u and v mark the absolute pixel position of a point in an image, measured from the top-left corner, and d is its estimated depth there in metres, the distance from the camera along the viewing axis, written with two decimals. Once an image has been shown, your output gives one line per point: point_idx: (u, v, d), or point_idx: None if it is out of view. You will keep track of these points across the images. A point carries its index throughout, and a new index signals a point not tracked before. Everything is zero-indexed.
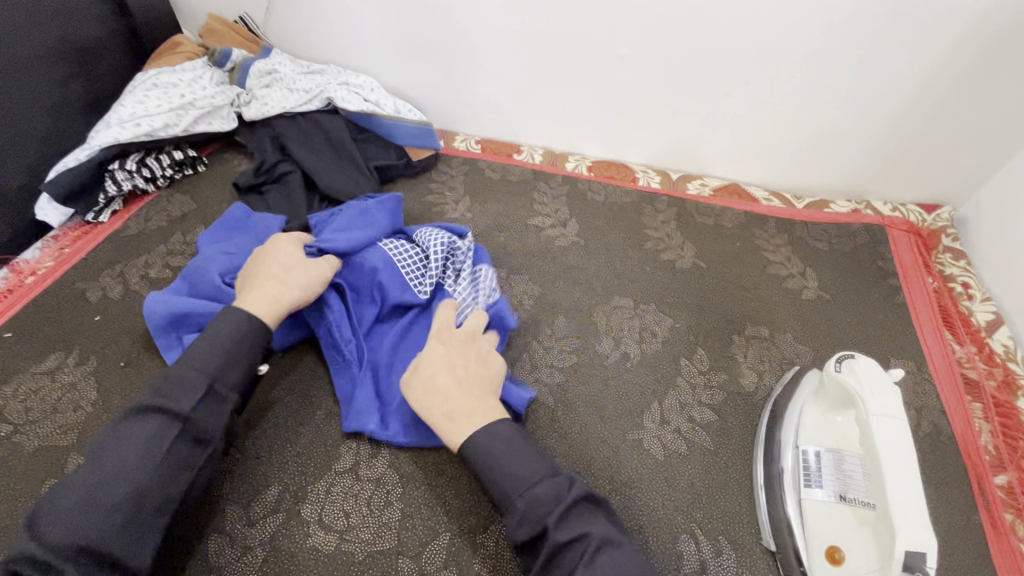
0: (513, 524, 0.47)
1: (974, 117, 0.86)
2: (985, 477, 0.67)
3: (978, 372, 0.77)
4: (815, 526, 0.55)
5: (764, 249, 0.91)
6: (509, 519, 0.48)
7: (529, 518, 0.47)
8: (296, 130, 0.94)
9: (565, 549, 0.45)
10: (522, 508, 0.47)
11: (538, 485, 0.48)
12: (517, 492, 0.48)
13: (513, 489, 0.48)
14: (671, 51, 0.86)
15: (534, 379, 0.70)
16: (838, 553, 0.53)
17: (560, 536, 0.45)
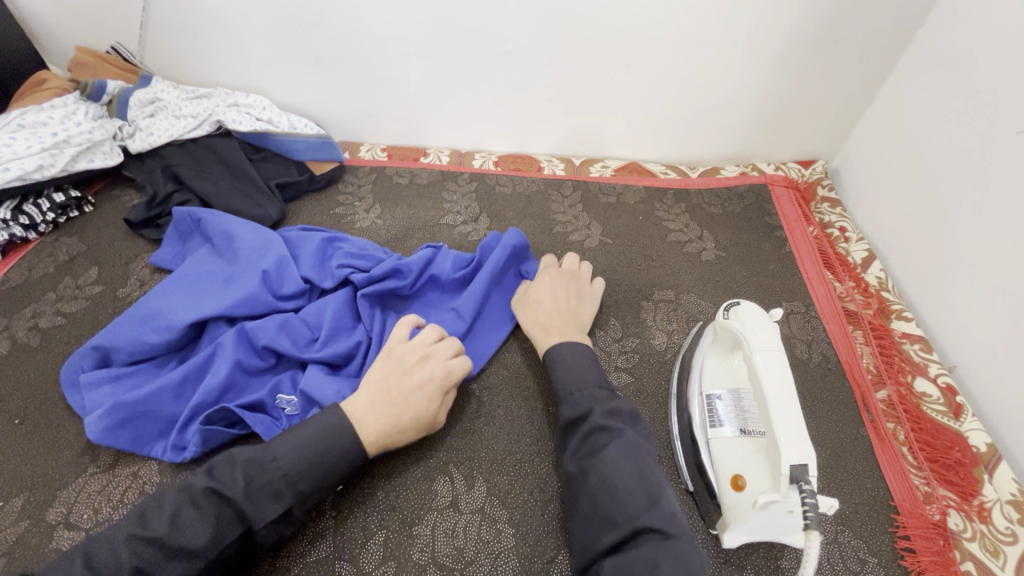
0: (567, 407, 0.59)
1: (826, 78, 0.95)
2: (869, 394, 0.75)
3: (857, 303, 0.86)
4: (721, 461, 0.60)
5: (665, 220, 0.97)
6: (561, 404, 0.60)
7: (579, 403, 0.58)
8: (188, 157, 0.91)
9: (599, 431, 0.56)
10: (577, 399, 0.59)
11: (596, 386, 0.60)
12: (575, 387, 0.60)
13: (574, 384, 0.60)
14: (554, 42, 0.90)
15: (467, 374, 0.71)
16: (741, 480, 0.57)
17: (598, 419, 0.56)
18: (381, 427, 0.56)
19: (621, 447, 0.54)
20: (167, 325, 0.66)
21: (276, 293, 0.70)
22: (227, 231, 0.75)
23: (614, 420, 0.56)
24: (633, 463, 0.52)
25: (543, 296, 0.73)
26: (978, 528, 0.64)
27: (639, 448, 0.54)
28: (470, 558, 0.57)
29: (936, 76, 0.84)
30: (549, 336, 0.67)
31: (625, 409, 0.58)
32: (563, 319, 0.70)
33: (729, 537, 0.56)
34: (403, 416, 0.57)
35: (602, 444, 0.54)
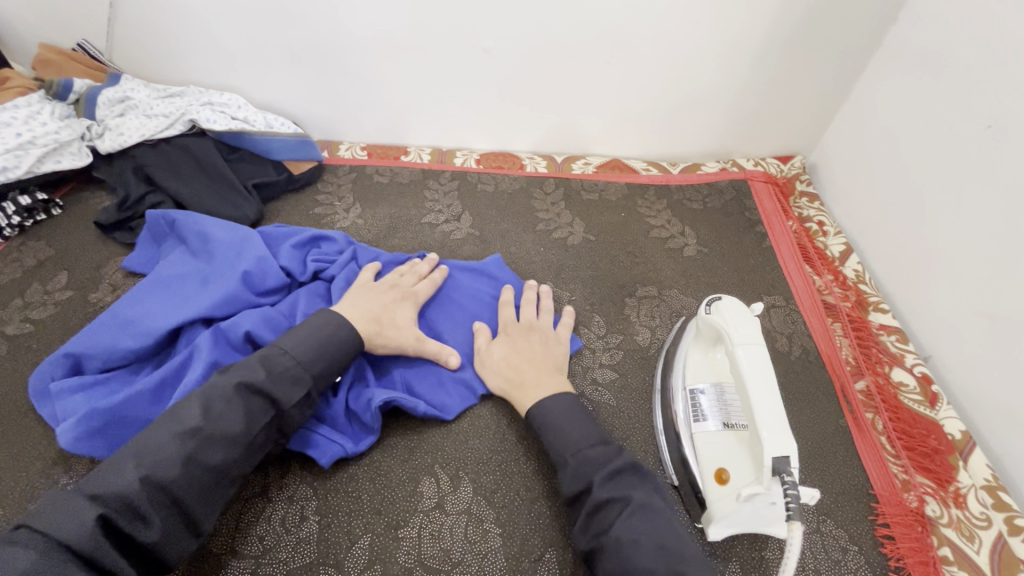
0: (568, 477, 0.56)
1: (803, 74, 0.96)
2: (848, 385, 0.77)
3: (835, 296, 0.87)
4: (705, 455, 0.61)
5: (646, 216, 0.98)
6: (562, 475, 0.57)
7: (578, 475, 0.55)
8: (160, 157, 0.89)
9: (607, 505, 0.52)
10: (576, 468, 0.56)
11: (591, 449, 0.57)
12: (571, 453, 0.57)
13: (568, 449, 0.57)
14: (535, 40, 0.90)
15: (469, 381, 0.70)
16: (725, 474, 0.58)
17: (602, 493, 0.53)
18: (363, 318, 0.64)
19: (632, 518, 0.51)
20: (144, 330, 0.64)
21: (257, 293, 0.69)
22: (203, 231, 0.74)
23: (618, 487, 0.53)
24: (649, 534, 0.50)
25: (505, 347, 0.69)
26: (954, 513, 0.65)
27: (651, 514, 0.51)
28: (457, 559, 0.56)
29: (908, 72, 0.86)
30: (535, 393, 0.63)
31: (623, 469, 0.55)
32: (535, 371, 0.66)
33: (713, 531, 0.57)
34: (379, 314, 0.66)
35: (616, 518, 0.51)
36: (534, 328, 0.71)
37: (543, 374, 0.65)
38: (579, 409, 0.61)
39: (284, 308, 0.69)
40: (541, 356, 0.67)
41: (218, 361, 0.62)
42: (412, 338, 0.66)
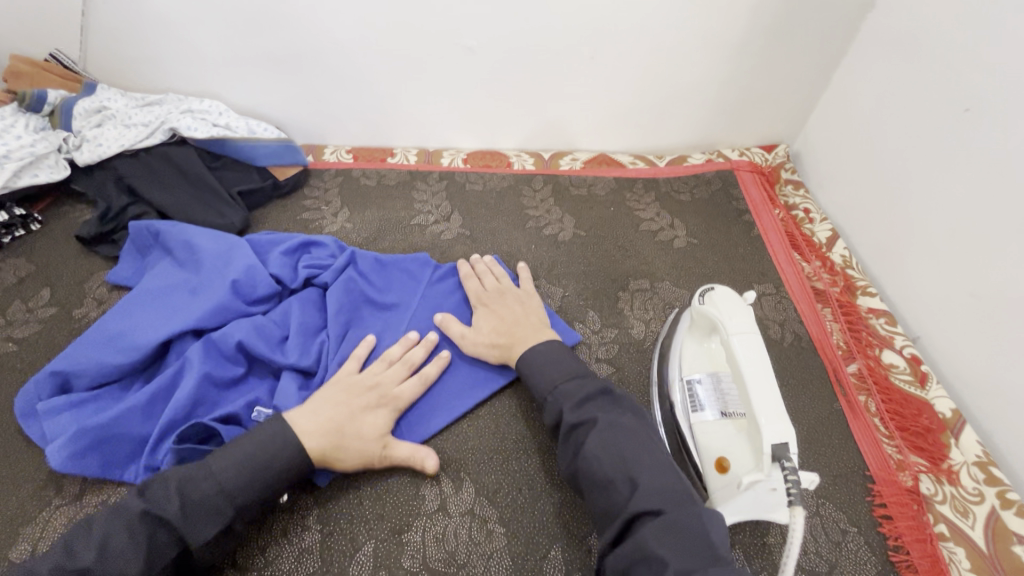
0: (547, 410, 0.59)
1: (784, 63, 0.97)
2: (840, 369, 0.78)
3: (824, 282, 0.88)
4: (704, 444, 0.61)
5: (635, 209, 0.98)
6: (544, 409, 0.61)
7: (552, 405, 0.59)
8: (142, 167, 0.87)
9: (577, 428, 0.56)
10: (555, 400, 0.59)
11: (566, 382, 0.60)
12: (548, 389, 0.60)
13: (545, 386, 0.60)
14: (517, 38, 0.90)
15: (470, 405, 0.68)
16: (726, 461, 0.58)
17: (571, 418, 0.56)
18: (319, 432, 0.56)
19: (599, 438, 0.54)
20: (133, 344, 0.63)
21: (248, 303, 0.68)
22: (189, 241, 0.73)
23: (586, 412, 0.57)
24: (613, 449, 0.53)
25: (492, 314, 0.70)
26: (948, 490, 0.67)
27: (617, 432, 0.54)
28: (462, 560, 0.56)
29: (887, 58, 0.87)
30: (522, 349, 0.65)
31: (594, 397, 0.58)
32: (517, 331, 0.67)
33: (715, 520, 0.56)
34: (342, 424, 0.58)
35: (584, 440, 0.55)
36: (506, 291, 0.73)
37: (527, 334, 0.67)
38: (559, 351, 0.63)
39: (275, 317, 0.68)
40: (523, 321, 0.69)
41: (209, 374, 0.61)
42: (381, 446, 0.59)
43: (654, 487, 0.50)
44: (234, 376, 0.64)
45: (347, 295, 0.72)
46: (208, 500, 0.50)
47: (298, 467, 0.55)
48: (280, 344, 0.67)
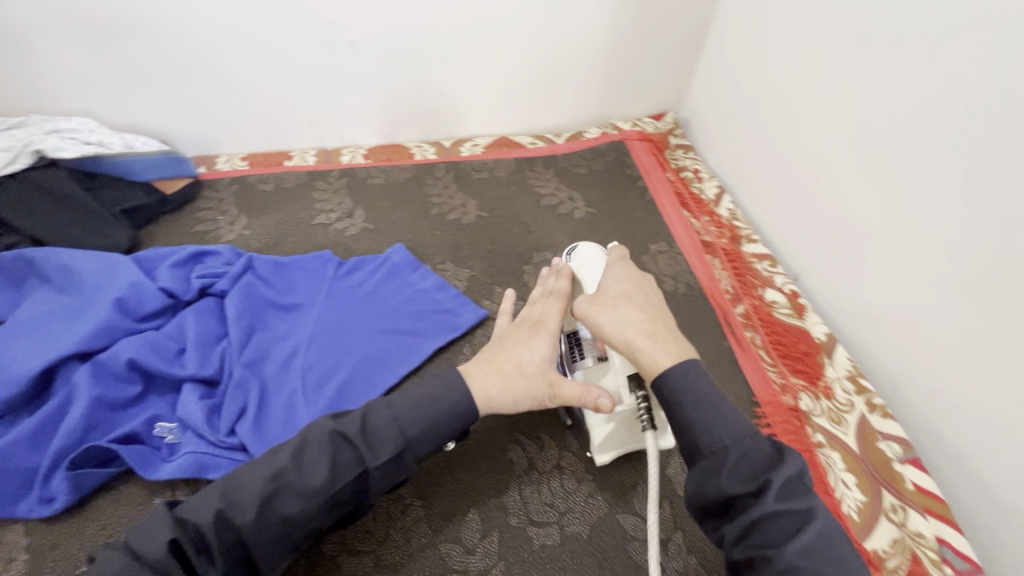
0: (728, 478, 0.44)
1: (660, 36, 1.04)
2: (729, 310, 0.85)
3: (711, 235, 0.95)
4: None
5: (536, 186, 1.02)
6: (706, 468, 0.46)
7: (735, 472, 0.44)
8: (6, 195, 0.80)
9: (771, 522, 0.42)
10: (740, 462, 0.44)
11: (755, 439, 0.46)
12: (730, 438, 0.46)
13: (726, 434, 0.46)
14: (399, 29, 0.91)
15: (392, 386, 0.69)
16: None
17: (769, 508, 0.42)
18: (485, 374, 0.56)
19: (806, 545, 0.41)
20: (10, 376, 0.60)
21: (136, 318, 0.66)
22: (66, 263, 0.69)
23: (796, 498, 0.42)
24: (824, 562, 0.40)
25: (616, 290, 0.57)
26: (824, 404, 0.74)
27: (826, 543, 0.41)
28: (380, 536, 0.59)
29: (748, 23, 0.94)
30: (656, 344, 0.51)
31: (790, 470, 0.44)
32: (639, 311, 0.54)
33: (601, 459, 0.62)
34: (506, 367, 0.57)
35: (784, 530, 0.41)
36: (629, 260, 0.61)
37: (666, 331, 0.53)
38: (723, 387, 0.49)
39: (169, 330, 0.67)
40: (655, 306, 0.56)
41: (98, 395, 0.60)
42: (546, 387, 0.55)
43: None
44: (129, 395, 0.62)
45: (247, 301, 0.72)
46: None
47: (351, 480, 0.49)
48: (177, 358, 0.65)
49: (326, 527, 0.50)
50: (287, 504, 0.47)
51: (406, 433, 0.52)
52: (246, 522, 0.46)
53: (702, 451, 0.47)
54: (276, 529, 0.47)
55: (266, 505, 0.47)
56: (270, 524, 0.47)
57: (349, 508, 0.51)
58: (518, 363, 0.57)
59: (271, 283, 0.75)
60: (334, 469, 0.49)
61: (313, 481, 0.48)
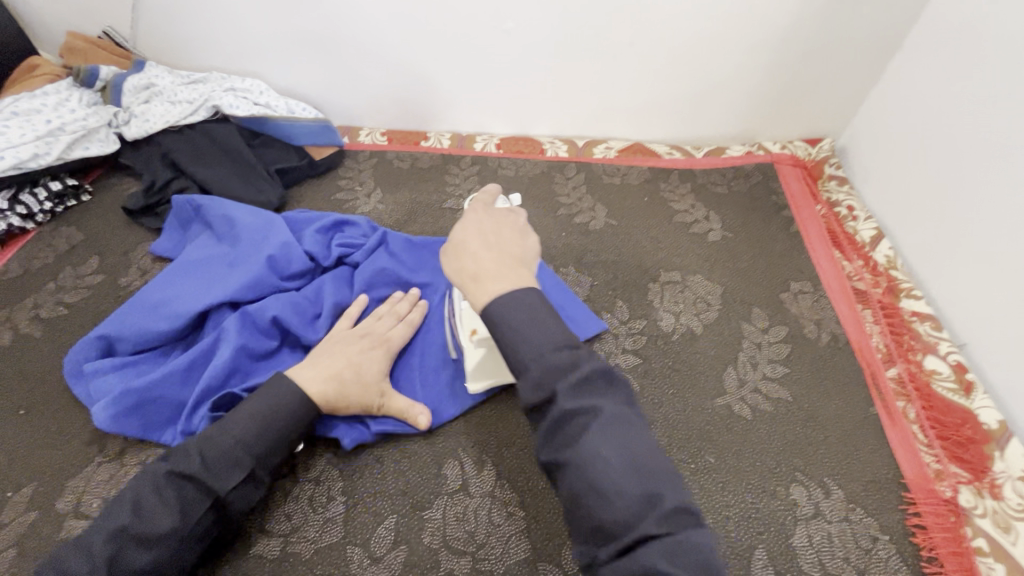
0: (527, 388, 0.43)
1: (837, 54, 0.93)
2: (879, 372, 0.75)
3: (866, 282, 0.85)
4: (462, 317, 0.65)
5: (670, 200, 0.96)
6: (518, 385, 0.44)
7: (539, 384, 0.42)
8: (185, 143, 0.89)
9: (571, 420, 0.41)
10: (538, 374, 0.43)
11: (555, 352, 0.43)
12: (532, 357, 0.43)
13: (527, 353, 0.43)
14: (557, 22, 0.88)
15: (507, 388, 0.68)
16: (473, 330, 0.64)
17: (568, 405, 0.41)
18: (319, 379, 0.59)
19: (604, 437, 0.41)
20: (174, 312, 0.66)
21: (281, 277, 0.70)
22: (227, 215, 0.75)
23: (586, 398, 0.42)
24: (621, 450, 0.40)
25: (471, 229, 0.53)
26: (988, 504, 0.64)
27: (621, 429, 0.41)
28: (481, 541, 0.57)
29: (948, 47, 0.81)
30: (492, 285, 0.47)
31: (576, 370, 0.42)
32: (495, 256, 0.50)
33: (474, 386, 0.65)
34: (343, 372, 0.60)
35: (579, 433, 0.41)
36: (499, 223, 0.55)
37: (505, 267, 0.49)
38: (546, 304, 0.46)
39: (308, 293, 0.70)
40: (507, 245, 0.52)
41: (242, 344, 0.63)
42: (378, 395, 0.62)
43: (673, 502, 0.39)
44: (266, 349, 0.65)
45: (380, 276, 0.73)
46: (229, 455, 0.52)
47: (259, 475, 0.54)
48: (312, 321, 0.68)
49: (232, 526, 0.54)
50: (199, 509, 0.51)
51: (253, 452, 0.54)
52: (163, 531, 0.48)
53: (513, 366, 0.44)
54: (191, 534, 0.50)
55: (184, 513, 0.50)
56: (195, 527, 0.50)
57: (216, 532, 0.53)
58: (454, 264, 0.51)
59: (402, 261, 0.76)
60: (183, 509, 0.50)
61: (221, 485, 0.52)
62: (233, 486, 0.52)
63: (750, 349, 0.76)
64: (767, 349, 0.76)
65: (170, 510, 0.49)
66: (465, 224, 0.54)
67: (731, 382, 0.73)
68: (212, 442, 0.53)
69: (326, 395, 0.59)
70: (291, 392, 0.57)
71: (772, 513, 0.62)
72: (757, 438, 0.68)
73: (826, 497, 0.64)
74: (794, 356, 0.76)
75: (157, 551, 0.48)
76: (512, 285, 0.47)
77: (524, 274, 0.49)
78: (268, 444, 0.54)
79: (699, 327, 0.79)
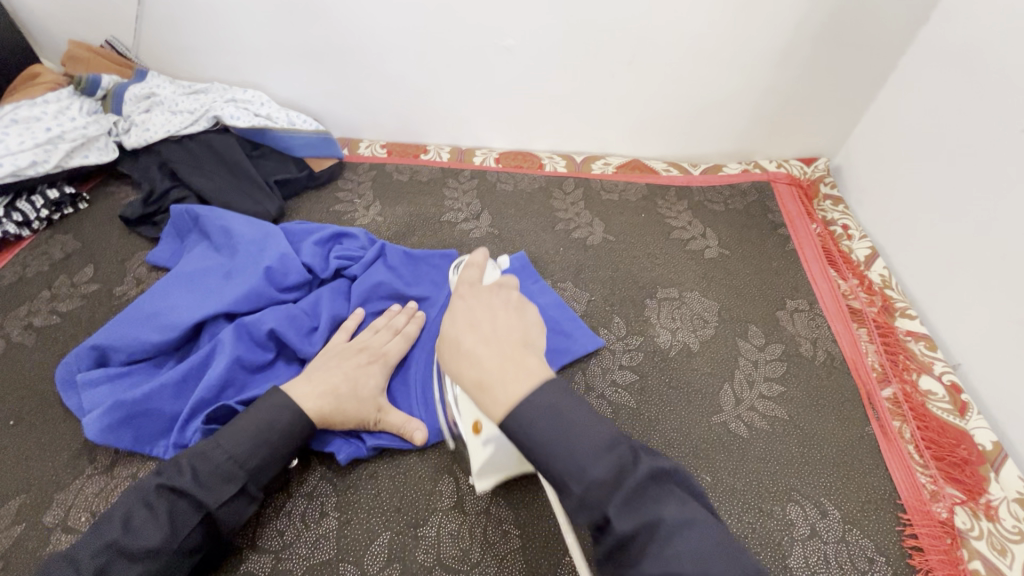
0: (575, 509, 0.41)
1: (832, 76, 0.94)
2: (874, 392, 0.75)
3: (861, 302, 0.85)
4: (463, 406, 0.57)
5: (667, 217, 0.96)
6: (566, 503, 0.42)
7: (586, 505, 0.41)
8: (185, 153, 0.90)
9: (630, 540, 0.39)
10: (583, 495, 0.41)
11: (598, 464, 0.41)
12: (573, 476, 0.41)
13: (568, 472, 0.41)
14: (557, 39, 0.90)
15: None
16: (477, 424, 0.55)
17: (623, 526, 0.39)
18: (317, 395, 0.58)
19: (677, 549, 0.38)
20: (169, 323, 0.65)
21: (279, 288, 0.70)
22: (225, 226, 0.75)
23: (641, 510, 0.40)
24: (691, 558, 0.38)
25: (461, 320, 0.50)
26: (984, 526, 0.63)
27: (687, 537, 0.39)
28: (475, 559, 0.56)
29: (941, 71, 0.83)
30: (501, 387, 0.44)
31: (622, 477, 0.40)
32: (496, 351, 0.47)
33: (481, 484, 0.58)
34: (340, 387, 0.60)
35: (643, 552, 0.39)
36: (492, 300, 0.53)
37: (511, 363, 0.46)
38: (570, 403, 0.44)
39: (305, 306, 0.69)
40: (504, 330, 0.49)
41: (238, 356, 0.63)
42: (376, 410, 0.61)
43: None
44: (262, 362, 0.65)
45: (378, 289, 0.73)
46: (221, 470, 0.52)
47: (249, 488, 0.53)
48: (309, 334, 0.68)
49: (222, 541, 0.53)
50: (189, 523, 0.50)
51: (244, 466, 0.53)
52: (153, 546, 0.48)
53: (557, 485, 0.42)
54: (179, 550, 0.49)
55: (172, 528, 0.49)
56: (183, 542, 0.50)
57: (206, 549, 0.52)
58: (456, 365, 0.48)
59: (400, 274, 0.76)
60: (174, 524, 0.49)
61: (212, 500, 0.51)
62: (224, 500, 0.52)
63: (747, 366, 0.76)
64: (763, 367, 0.76)
65: (160, 525, 0.49)
66: (462, 310, 0.52)
67: (728, 400, 0.73)
68: (204, 456, 0.53)
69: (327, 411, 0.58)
70: (285, 405, 0.57)
71: (768, 533, 0.62)
72: (753, 457, 0.68)
73: (822, 517, 0.63)
74: (790, 375, 0.76)
75: (152, 567, 0.47)
76: (521, 386, 0.44)
77: (531, 361, 0.47)
78: (260, 458, 0.54)
79: (696, 344, 0.79)
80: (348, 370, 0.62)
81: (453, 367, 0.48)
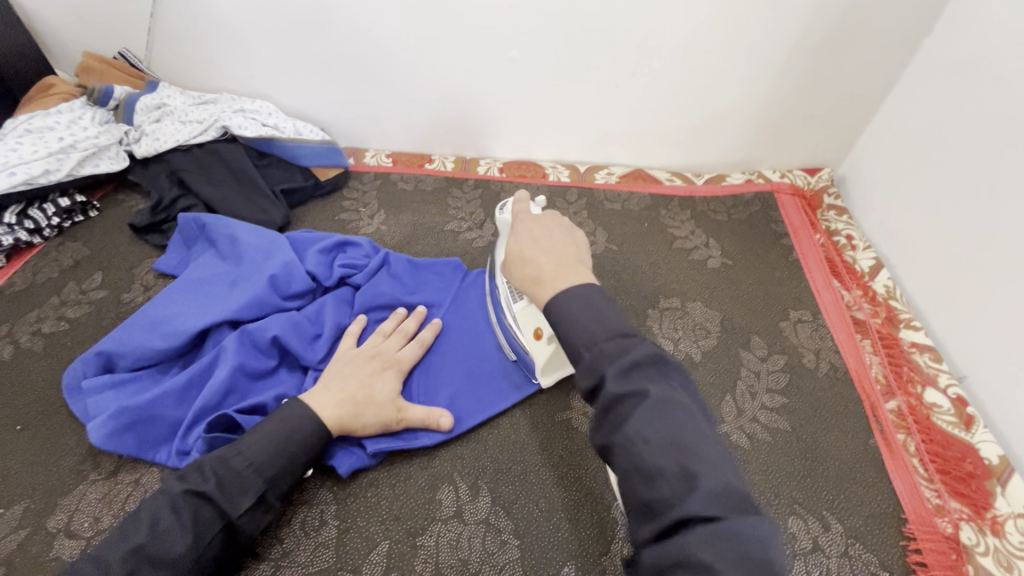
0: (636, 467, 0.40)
1: (837, 87, 0.95)
2: (878, 404, 0.75)
3: (865, 312, 0.85)
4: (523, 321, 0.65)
5: (670, 226, 0.97)
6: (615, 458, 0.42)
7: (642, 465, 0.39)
8: (193, 162, 0.91)
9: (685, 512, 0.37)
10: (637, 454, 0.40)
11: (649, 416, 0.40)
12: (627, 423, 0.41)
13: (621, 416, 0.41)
14: (562, 51, 0.91)
15: (506, 414, 0.68)
16: (538, 331, 0.64)
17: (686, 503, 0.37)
18: (334, 404, 0.59)
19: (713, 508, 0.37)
20: (175, 330, 0.66)
21: (283, 296, 0.71)
22: (231, 234, 0.76)
23: (633, 380, 0.41)
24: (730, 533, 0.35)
25: (522, 239, 0.56)
26: (990, 542, 0.63)
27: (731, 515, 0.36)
28: (474, 569, 0.56)
29: (945, 83, 0.83)
30: (557, 283, 0.49)
31: (652, 393, 0.41)
32: (556, 263, 0.52)
33: (544, 381, 0.67)
34: (356, 394, 0.60)
35: (627, 414, 0.41)
36: (551, 222, 0.58)
37: (566, 269, 0.51)
38: (601, 293, 0.48)
39: (307, 313, 0.70)
40: (560, 247, 0.54)
41: (240, 363, 0.63)
42: (393, 411, 0.62)
43: (714, 484, 0.38)
44: (264, 369, 0.65)
45: (382, 297, 0.74)
46: (230, 477, 0.52)
47: (265, 498, 0.54)
48: (311, 341, 0.68)
49: (235, 550, 0.53)
50: (211, 530, 0.50)
51: (264, 473, 0.53)
52: (178, 553, 0.48)
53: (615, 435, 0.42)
54: (199, 559, 0.49)
55: (194, 534, 0.49)
56: (205, 548, 0.50)
57: (222, 558, 0.52)
58: (519, 271, 0.53)
59: (403, 282, 0.77)
60: (195, 530, 0.49)
61: (235, 509, 0.51)
62: (245, 509, 0.52)
63: (749, 377, 0.76)
64: (766, 378, 0.76)
65: (185, 532, 0.49)
66: (527, 231, 0.57)
67: (730, 411, 0.72)
68: (226, 462, 0.53)
69: (337, 420, 0.58)
70: (292, 413, 0.57)
71: None
72: (756, 469, 0.67)
73: (825, 531, 0.63)
74: (793, 386, 0.76)
75: None
76: (576, 283, 0.49)
77: (586, 273, 0.51)
78: (277, 467, 0.54)
79: (698, 354, 0.79)
80: (355, 378, 0.62)
81: (518, 272, 0.53)
